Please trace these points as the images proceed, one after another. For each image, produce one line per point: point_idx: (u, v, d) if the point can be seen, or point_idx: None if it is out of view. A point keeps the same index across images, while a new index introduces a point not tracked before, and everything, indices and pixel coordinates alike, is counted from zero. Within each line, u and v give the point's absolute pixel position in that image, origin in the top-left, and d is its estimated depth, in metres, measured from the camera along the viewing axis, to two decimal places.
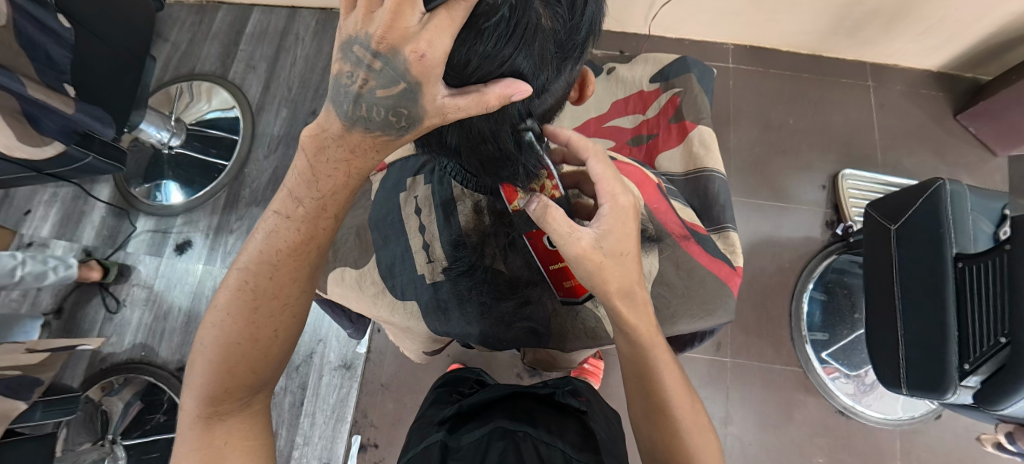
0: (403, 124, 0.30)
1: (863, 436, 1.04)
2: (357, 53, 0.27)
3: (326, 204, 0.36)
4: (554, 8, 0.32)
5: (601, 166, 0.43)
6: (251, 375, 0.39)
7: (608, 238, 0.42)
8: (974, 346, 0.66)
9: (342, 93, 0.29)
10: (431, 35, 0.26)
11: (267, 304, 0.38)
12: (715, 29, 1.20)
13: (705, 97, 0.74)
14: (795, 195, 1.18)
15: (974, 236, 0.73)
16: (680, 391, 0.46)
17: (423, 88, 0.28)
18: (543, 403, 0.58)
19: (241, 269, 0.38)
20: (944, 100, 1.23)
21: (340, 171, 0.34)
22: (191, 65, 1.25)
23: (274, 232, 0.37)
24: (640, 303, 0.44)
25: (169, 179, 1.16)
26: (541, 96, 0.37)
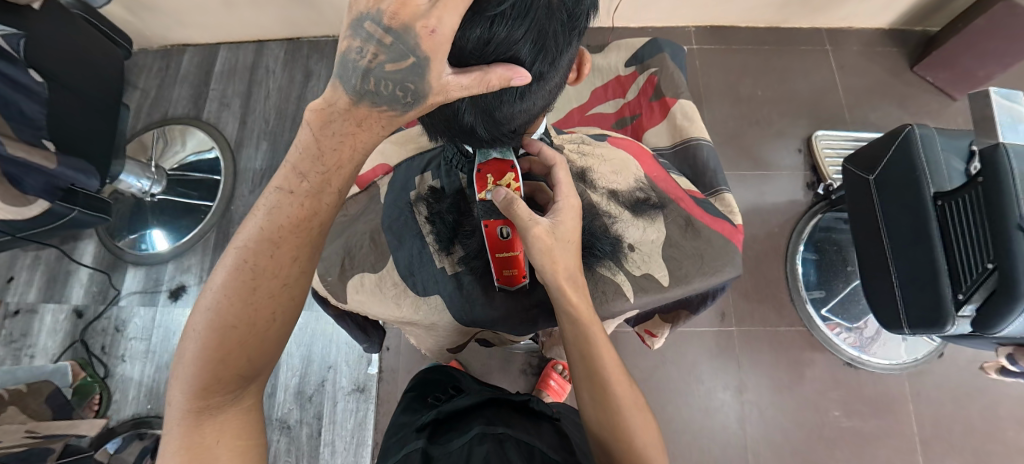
0: (409, 99, 0.32)
1: (873, 383, 1.07)
2: (368, 29, 0.28)
3: (329, 180, 0.36)
4: None
5: (564, 173, 0.46)
6: (247, 360, 0.38)
7: (562, 227, 0.44)
8: (966, 275, 0.69)
9: (350, 68, 0.30)
10: (440, 13, 0.28)
11: (266, 284, 0.38)
12: (676, 14, 1.24)
13: (681, 74, 0.77)
14: (774, 162, 1.22)
15: (949, 174, 0.76)
16: (620, 375, 0.46)
17: (430, 64, 0.30)
18: (521, 414, 0.55)
19: (238, 249, 0.37)
20: (899, 54, 1.29)
21: (346, 144, 0.35)
22: (164, 110, 1.24)
23: (275, 209, 0.37)
24: (581, 281, 0.46)
25: (152, 227, 1.14)
26: (554, 64, 0.38)
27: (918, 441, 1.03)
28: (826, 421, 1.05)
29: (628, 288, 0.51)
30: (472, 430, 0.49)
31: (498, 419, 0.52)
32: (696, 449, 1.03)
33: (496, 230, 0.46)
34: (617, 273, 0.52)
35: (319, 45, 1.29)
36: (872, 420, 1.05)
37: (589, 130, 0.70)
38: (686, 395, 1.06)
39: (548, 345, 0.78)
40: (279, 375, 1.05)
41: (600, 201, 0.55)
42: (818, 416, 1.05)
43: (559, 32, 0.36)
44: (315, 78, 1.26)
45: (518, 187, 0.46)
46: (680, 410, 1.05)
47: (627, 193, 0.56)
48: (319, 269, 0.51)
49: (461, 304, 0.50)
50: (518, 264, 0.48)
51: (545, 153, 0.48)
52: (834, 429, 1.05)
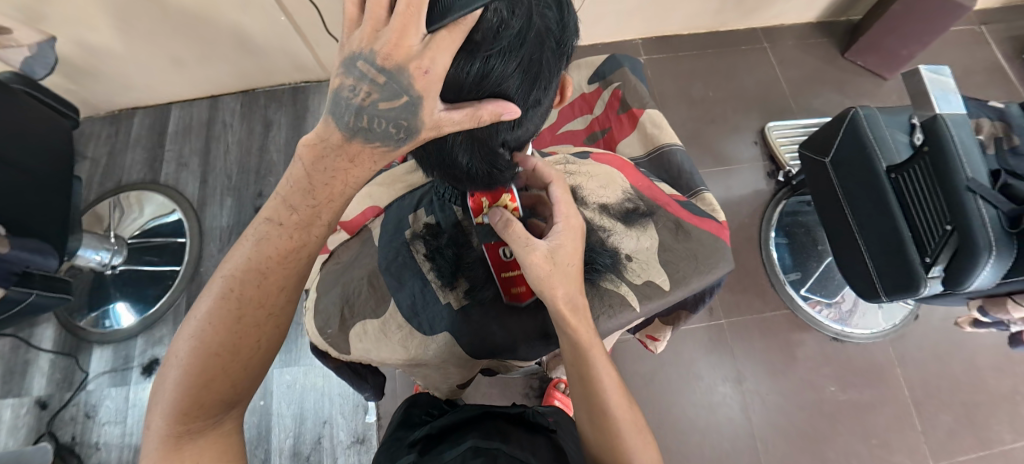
0: (402, 135, 0.33)
1: (860, 353, 1.12)
2: (361, 68, 0.29)
3: (319, 214, 0.37)
4: (545, 11, 0.34)
5: (560, 191, 0.46)
6: (230, 385, 0.37)
7: (561, 251, 0.43)
8: (929, 239, 0.73)
9: (343, 105, 0.31)
10: (433, 53, 0.29)
11: (253, 313, 0.38)
12: (622, 28, 1.30)
13: (642, 85, 0.80)
14: (734, 156, 1.28)
15: (896, 147, 0.82)
16: (620, 396, 0.45)
17: (423, 102, 0.31)
18: (517, 425, 0.49)
19: (225, 278, 0.37)
20: (830, 44, 1.39)
21: (337, 179, 0.35)
22: (117, 177, 1.19)
23: (263, 240, 0.37)
24: (582, 305, 0.44)
25: (116, 301, 1.07)
26: (545, 90, 0.39)
27: (911, 402, 1.08)
28: (824, 398, 1.08)
29: (632, 297, 0.52)
30: (464, 443, 0.42)
31: (496, 432, 0.45)
32: (707, 446, 1.03)
33: (497, 251, 0.50)
34: (620, 285, 0.53)
35: (277, 93, 1.27)
36: (866, 390, 1.09)
37: (566, 148, 0.72)
38: (688, 394, 1.07)
39: (552, 366, 0.78)
40: (271, 439, 0.99)
41: (594, 217, 0.56)
42: (816, 394, 1.08)
43: (546, 66, 0.37)
44: (276, 127, 1.25)
45: (515, 207, 0.49)
46: (685, 409, 1.05)
47: (617, 205, 0.57)
48: (318, 322, 0.49)
49: (474, 339, 0.50)
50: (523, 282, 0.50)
51: (540, 168, 0.47)
52: (833, 405, 1.08)
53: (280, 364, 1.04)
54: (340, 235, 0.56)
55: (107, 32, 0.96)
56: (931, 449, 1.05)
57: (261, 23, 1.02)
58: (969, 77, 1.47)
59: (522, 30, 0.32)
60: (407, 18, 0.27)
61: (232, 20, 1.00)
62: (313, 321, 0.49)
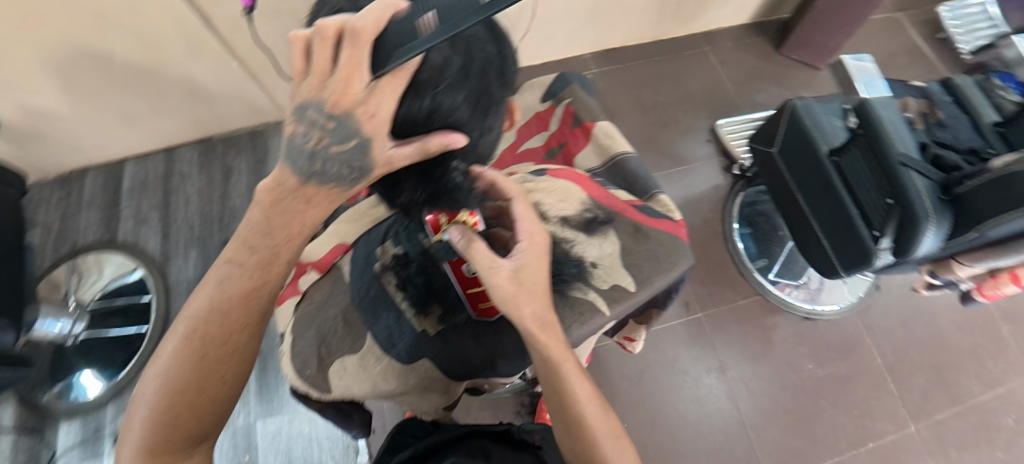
0: (355, 175, 0.35)
1: (831, 329, 1.17)
2: (312, 116, 0.32)
3: (279, 253, 0.38)
4: (484, 47, 0.36)
5: (524, 208, 0.46)
6: (198, 422, 0.36)
7: (526, 268, 0.44)
8: (876, 214, 0.78)
9: (298, 151, 0.34)
10: (378, 98, 0.30)
11: (217, 351, 0.37)
12: (571, 45, 1.36)
13: (592, 100, 0.84)
14: (690, 155, 1.34)
15: (835, 132, 0.88)
16: (594, 405, 0.45)
17: (372, 143, 0.33)
18: (502, 443, 0.49)
19: (188, 319, 0.37)
20: (764, 42, 1.49)
21: (295, 221, 0.37)
22: (72, 240, 1.13)
23: (225, 280, 0.38)
24: (551, 323, 0.45)
25: (79, 371, 1.02)
26: (496, 113, 0.40)
27: (884, 369, 1.13)
28: (805, 376, 1.12)
29: (601, 303, 0.53)
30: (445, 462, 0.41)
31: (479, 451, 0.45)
32: (701, 440, 1.05)
33: (461, 267, 0.51)
34: (588, 292, 0.54)
35: (236, 139, 1.26)
36: (842, 363, 1.14)
37: (524, 166, 0.74)
38: (677, 389, 1.09)
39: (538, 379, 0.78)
40: None
41: (555, 230, 0.58)
42: (796, 373, 1.12)
43: (493, 95, 0.38)
44: (237, 173, 1.23)
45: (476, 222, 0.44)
46: (676, 405, 1.07)
47: (577, 216, 0.59)
48: (296, 365, 0.48)
49: (454, 362, 0.50)
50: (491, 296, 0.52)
51: (499, 183, 0.46)
52: (814, 382, 1.12)
53: (261, 414, 1.00)
54: (310, 275, 0.56)
55: (51, 93, 0.94)
56: (910, 411, 1.10)
57: (212, 71, 1.01)
58: (892, 60, 1.59)
59: (464, 63, 0.34)
60: (351, 67, 0.29)
61: (182, 70, 0.99)
62: (290, 365, 0.48)
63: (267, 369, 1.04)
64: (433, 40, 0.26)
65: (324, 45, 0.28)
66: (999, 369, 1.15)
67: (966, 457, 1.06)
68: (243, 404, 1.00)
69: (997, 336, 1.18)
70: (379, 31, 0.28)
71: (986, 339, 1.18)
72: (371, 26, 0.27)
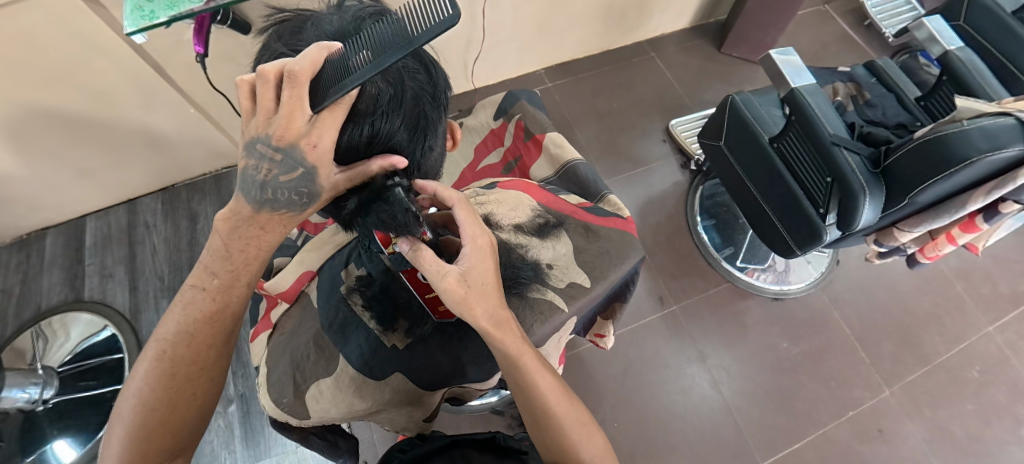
0: (305, 200, 0.36)
1: (799, 306, 1.23)
2: (260, 149, 0.33)
3: (237, 276, 0.40)
4: (416, 76, 0.40)
5: (466, 215, 0.45)
6: (171, 436, 0.39)
7: (473, 273, 0.43)
8: (819, 194, 0.83)
9: (250, 183, 0.35)
10: (319, 131, 0.32)
11: (186, 370, 0.40)
12: (524, 63, 1.41)
13: (541, 112, 0.87)
14: (649, 156, 1.40)
15: (773, 121, 0.95)
16: (559, 396, 0.47)
17: (319, 171, 0.34)
18: (486, 452, 0.51)
19: (158, 341, 0.40)
20: (706, 44, 1.58)
21: (252, 245, 0.39)
22: (35, 304, 1.10)
23: (190, 304, 0.40)
24: (505, 320, 0.45)
25: (51, 439, 0.98)
26: (433, 133, 0.44)
27: (853, 339, 1.19)
28: (781, 354, 1.17)
29: (560, 300, 0.56)
30: None
31: None
32: (690, 429, 1.07)
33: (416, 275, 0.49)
34: (546, 291, 0.57)
35: (201, 184, 1.25)
36: (813, 338, 1.19)
37: (482, 182, 0.77)
38: (662, 383, 1.12)
39: None
40: None
41: (509, 237, 0.60)
42: (773, 353, 1.17)
43: (428, 118, 0.42)
44: (204, 218, 1.22)
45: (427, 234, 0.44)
46: (663, 398, 1.10)
47: (529, 223, 0.63)
48: (273, 394, 0.49)
49: (423, 372, 0.52)
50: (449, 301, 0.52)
51: (441, 194, 0.45)
52: (790, 359, 1.17)
53: (248, 460, 0.98)
54: (280, 306, 0.57)
55: (3, 155, 0.92)
56: (883, 376, 1.15)
57: (170, 117, 1.02)
58: (825, 50, 1.71)
59: (398, 89, 0.37)
60: (292, 104, 0.31)
61: (140, 120, 0.99)
62: (267, 395, 0.49)
63: (251, 413, 1.02)
64: (366, 73, 0.29)
65: (266, 88, 0.31)
66: (958, 325, 1.22)
67: (940, 414, 1.12)
68: (228, 452, 0.98)
69: (952, 295, 1.26)
70: (316, 72, 0.31)
71: (943, 299, 1.25)
72: (306, 72, 0.30)
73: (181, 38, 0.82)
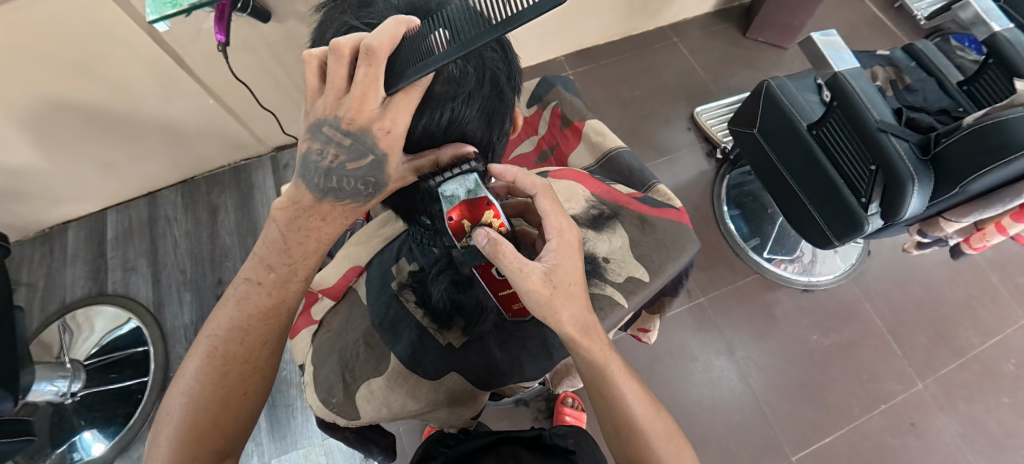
0: (371, 190, 0.36)
1: (830, 298, 1.20)
2: (328, 132, 0.33)
3: (295, 271, 0.40)
4: (496, 60, 0.38)
5: (549, 204, 0.44)
6: (222, 437, 0.39)
7: (557, 271, 0.41)
8: (863, 182, 0.79)
9: (313, 169, 0.35)
10: (393, 116, 0.32)
11: (237, 369, 0.40)
12: (544, 49, 1.38)
13: (577, 99, 0.85)
14: (673, 145, 1.36)
15: (811, 107, 0.91)
16: (645, 406, 0.46)
17: (388, 159, 0.35)
18: (533, 451, 0.50)
19: (211, 337, 0.40)
20: (731, 28, 1.53)
21: (310, 238, 0.39)
22: (59, 297, 1.10)
23: (244, 298, 0.40)
24: (591, 325, 0.44)
25: (82, 430, 0.99)
26: (502, 115, 0.42)
27: (886, 332, 1.16)
28: (811, 347, 1.14)
29: (620, 296, 0.54)
30: None
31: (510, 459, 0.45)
32: (718, 423, 1.06)
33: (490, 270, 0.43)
34: (605, 287, 0.55)
35: (220, 176, 1.24)
36: (844, 330, 1.16)
37: (523, 173, 0.75)
38: (689, 376, 1.10)
39: (557, 381, 0.74)
40: None
41: None
42: (802, 346, 1.14)
43: (502, 100, 0.40)
44: (224, 211, 1.21)
45: (503, 222, 0.37)
46: (691, 392, 1.08)
47: (583, 214, 0.61)
48: (320, 394, 0.47)
49: (483, 372, 0.51)
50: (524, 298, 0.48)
51: (520, 180, 0.43)
52: (820, 352, 1.14)
53: (275, 453, 0.98)
54: (323, 302, 0.55)
55: (25, 149, 0.92)
56: (916, 370, 1.12)
57: (190, 109, 1.00)
58: (854, 33, 1.65)
59: (481, 71, 0.36)
60: (367, 84, 0.30)
61: (157, 111, 0.98)
62: (313, 394, 0.48)
63: (277, 405, 1.01)
64: (451, 55, 0.26)
65: (339, 63, 0.30)
66: (994, 317, 1.18)
67: (975, 407, 1.09)
68: (255, 444, 0.98)
69: (988, 286, 1.22)
70: (393, 46, 0.29)
71: (978, 290, 1.21)
72: (384, 47, 0.28)
73: (202, 27, 0.80)
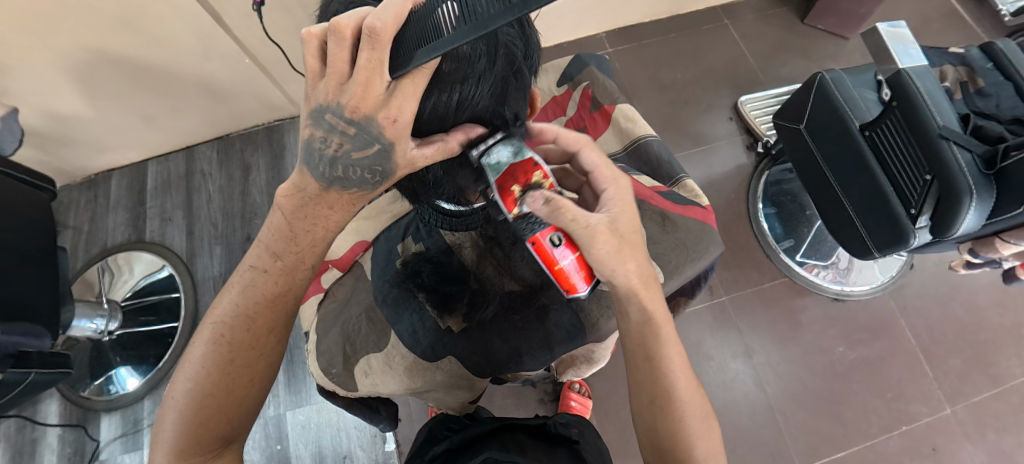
0: (378, 179, 0.37)
1: (862, 309, 1.14)
2: (330, 120, 0.33)
3: (302, 259, 0.42)
4: (512, 40, 0.36)
5: (598, 155, 0.46)
6: (227, 423, 0.40)
7: (619, 219, 0.42)
8: (913, 192, 0.73)
9: (316, 156, 0.35)
10: (399, 103, 0.31)
11: (244, 355, 0.41)
12: (585, 25, 1.32)
13: (610, 81, 0.81)
14: (711, 135, 1.30)
15: (866, 105, 0.84)
16: (687, 379, 0.44)
17: (394, 147, 0.34)
18: (537, 439, 0.50)
19: (217, 323, 0.41)
20: (789, 13, 1.42)
21: (316, 226, 0.40)
22: (103, 241, 1.17)
23: (251, 286, 0.42)
24: (651, 278, 0.44)
25: (118, 366, 1.06)
26: (520, 91, 0.40)
27: (920, 351, 1.09)
28: (834, 359, 1.09)
29: None
30: (479, 456, 0.41)
31: (511, 447, 0.45)
32: (726, 424, 1.04)
33: (547, 239, 0.40)
34: None
35: (254, 135, 1.27)
36: (873, 345, 1.10)
37: None
38: (701, 374, 1.07)
39: (561, 369, 0.73)
40: None
41: None
42: (825, 357, 1.10)
43: (519, 79, 0.38)
44: (256, 169, 1.24)
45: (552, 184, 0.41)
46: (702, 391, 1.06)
47: None
48: (321, 363, 0.50)
49: (480, 359, 0.51)
50: (582, 267, 0.41)
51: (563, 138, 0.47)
52: (844, 364, 1.09)
53: (290, 405, 1.02)
54: (332, 273, 0.58)
55: (74, 98, 0.96)
56: (946, 394, 1.06)
57: (228, 68, 1.02)
58: (926, 26, 1.50)
59: (493, 49, 0.34)
60: (372, 69, 0.29)
61: (198, 69, 1.00)
62: (315, 363, 0.50)
63: (293, 361, 1.06)
64: (464, 36, 0.24)
65: (341, 45, 0.29)
66: None
67: (1007, 440, 1.02)
68: (272, 395, 1.03)
69: None
70: (399, 26, 0.27)
71: None
72: (389, 26, 0.26)
73: None
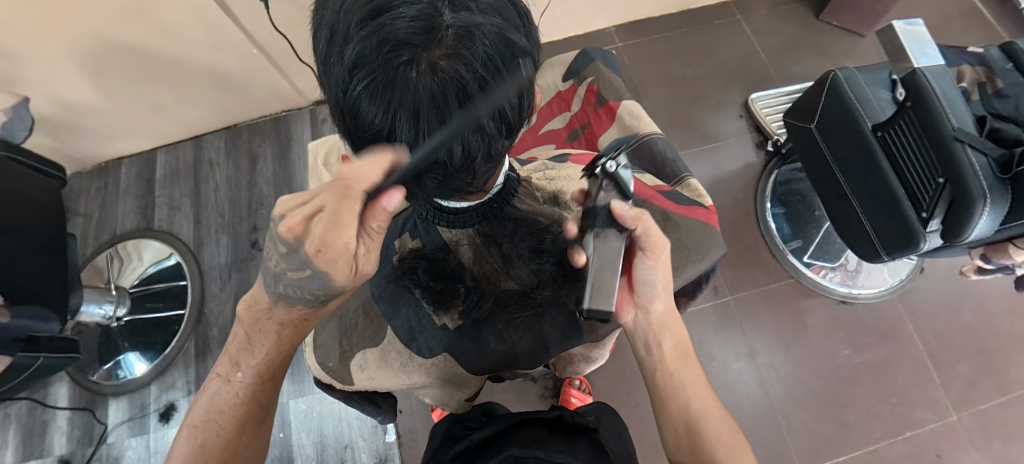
0: (319, 300, 0.40)
1: (869, 313, 1.12)
2: (275, 245, 0.37)
3: (263, 367, 0.44)
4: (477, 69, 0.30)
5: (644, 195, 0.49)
6: None
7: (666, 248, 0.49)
8: (924, 195, 0.71)
9: (269, 276, 0.40)
10: (318, 226, 0.34)
11: (219, 454, 0.43)
12: (594, 18, 1.30)
13: (616, 77, 0.81)
14: (720, 132, 1.28)
15: (879, 105, 0.81)
16: (713, 404, 0.48)
17: (327, 273, 0.37)
18: (556, 429, 0.50)
19: (190, 428, 0.43)
20: (804, 8, 1.39)
21: (270, 341, 0.43)
22: (112, 229, 1.19)
23: (216, 396, 0.44)
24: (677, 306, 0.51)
25: (127, 351, 1.08)
26: (487, 126, 0.33)
27: (927, 356, 1.08)
28: (839, 362, 1.08)
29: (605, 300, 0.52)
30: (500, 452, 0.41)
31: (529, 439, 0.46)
32: None
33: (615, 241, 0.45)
34: None
35: (261, 125, 1.27)
36: (879, 349, 1.09)
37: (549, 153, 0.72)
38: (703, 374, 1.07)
39: (561, 367, 0.73)
40: None
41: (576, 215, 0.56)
42: (830, 360, 1.08)
43: (478, 118, 0.32)
44: (263, 160, 1.25)
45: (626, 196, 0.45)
46: None
47: None
48: (318, 357, 0.51)
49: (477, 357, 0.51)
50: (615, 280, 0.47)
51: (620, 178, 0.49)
52: (849, 368, 1.08)
53: (294, 395, 1.04)
54: None
55: (84, 86, 0.96)
56: (953, 401, 1.04)
57: (235, 58, 1.02)
58: (946, 23, 1.46)
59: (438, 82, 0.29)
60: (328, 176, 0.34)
61: (206, 59, 1.00)
62: (313, 355, 0.52)
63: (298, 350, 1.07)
64: None
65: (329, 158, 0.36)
66: None
67: (1014, 448, 1.01)
68: None
69: None
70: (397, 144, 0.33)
71: None
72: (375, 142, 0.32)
73: None
